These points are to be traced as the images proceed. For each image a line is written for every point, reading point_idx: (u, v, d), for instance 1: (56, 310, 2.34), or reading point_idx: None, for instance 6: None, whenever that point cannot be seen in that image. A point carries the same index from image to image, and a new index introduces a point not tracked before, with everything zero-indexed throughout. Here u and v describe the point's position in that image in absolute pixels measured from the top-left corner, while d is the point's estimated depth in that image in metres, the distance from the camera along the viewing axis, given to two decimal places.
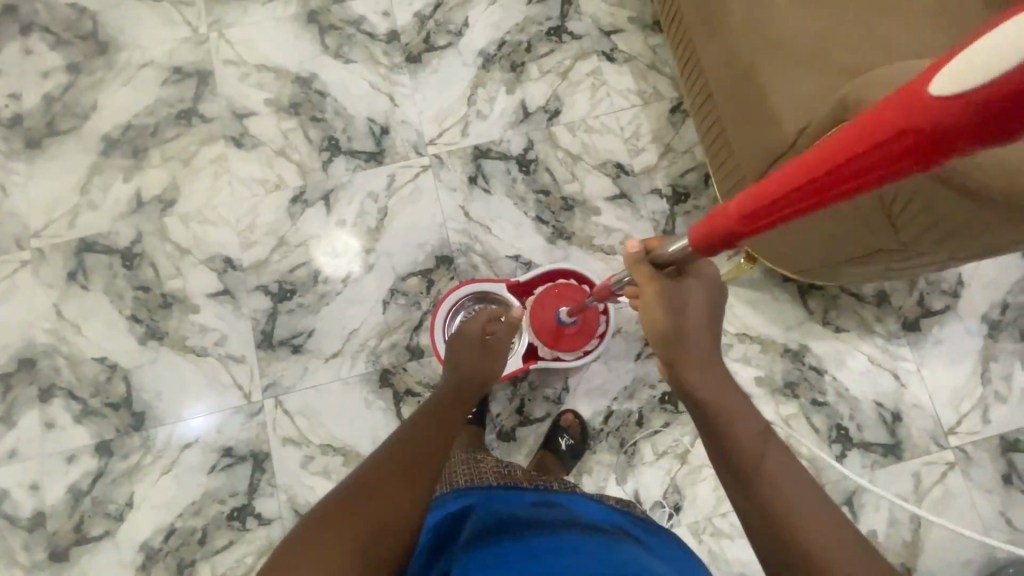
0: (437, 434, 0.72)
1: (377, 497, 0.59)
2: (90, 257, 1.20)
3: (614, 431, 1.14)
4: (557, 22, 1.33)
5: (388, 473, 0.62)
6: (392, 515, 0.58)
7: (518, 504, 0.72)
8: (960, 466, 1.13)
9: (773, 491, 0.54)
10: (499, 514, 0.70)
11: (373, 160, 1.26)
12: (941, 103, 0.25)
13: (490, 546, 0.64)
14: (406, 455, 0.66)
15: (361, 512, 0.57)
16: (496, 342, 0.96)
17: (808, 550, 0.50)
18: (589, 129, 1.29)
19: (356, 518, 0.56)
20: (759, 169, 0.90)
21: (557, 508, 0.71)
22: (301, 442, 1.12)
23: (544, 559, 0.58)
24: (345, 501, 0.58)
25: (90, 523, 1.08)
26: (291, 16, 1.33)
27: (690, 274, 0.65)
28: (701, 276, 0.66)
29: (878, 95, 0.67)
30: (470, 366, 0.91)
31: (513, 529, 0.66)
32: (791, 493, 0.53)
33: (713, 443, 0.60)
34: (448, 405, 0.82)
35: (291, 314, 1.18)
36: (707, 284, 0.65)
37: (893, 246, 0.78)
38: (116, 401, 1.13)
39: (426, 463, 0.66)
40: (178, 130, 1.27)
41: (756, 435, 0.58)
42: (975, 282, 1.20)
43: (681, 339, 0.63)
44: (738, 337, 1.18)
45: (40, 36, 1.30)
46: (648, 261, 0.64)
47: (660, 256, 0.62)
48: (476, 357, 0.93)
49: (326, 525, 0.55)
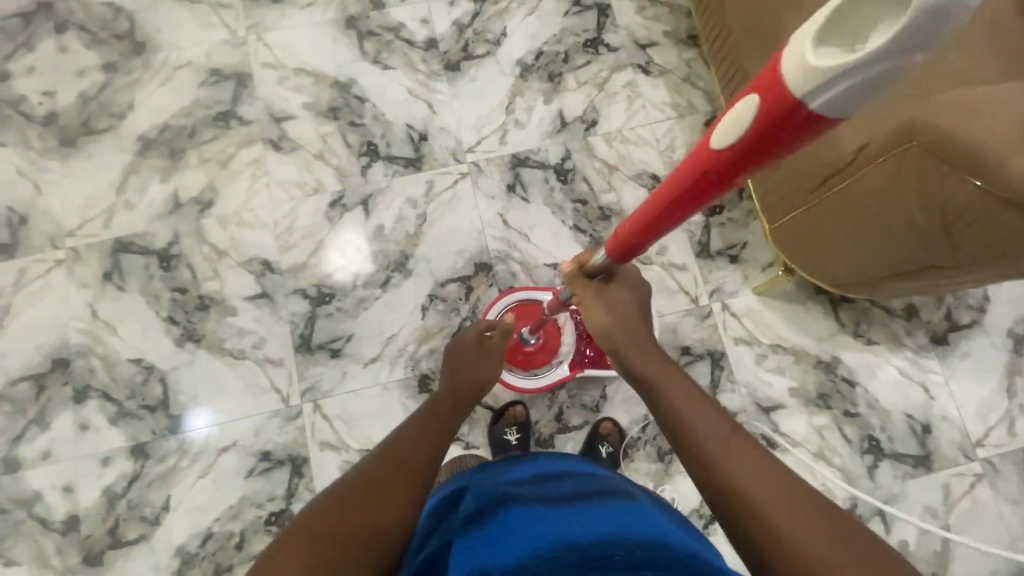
0: (433, 434, 0.70)
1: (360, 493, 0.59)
2: (126, 258, 1.19)
3: (651, 440, 1.15)
4: (594, 34, 1.35)
5: (375, 470, 0.62)
6: (370, 511, 0.58)
7: (520, 481, 0.71)
8: (987, 478, 1.16)
9: (726, 462, 0.55)
10: (498, 486, 0.68)
11: (412, 166, 1.26)
12: (724, 148, 0.40)
13: (486, 526, 0.62)
14: (394, 453, 0.65)
15: (339, 509, 0.57)
16: (490, 348, 0.90)
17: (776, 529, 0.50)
18: (626, 140, 1.30)
19: (336, 512, 0.57)
20: (810, 183, 0.93)
21: (564, 479, 0.70)
22: (340, 447, 1.13)
23: (536, 534, 0.59)
24: (331, 500, 0.59)
25: (125, 527, 1.08)
26: (330, 21, 1.33)
27: (619, 276, 0.71)
28: (628, 277, 0.71)
29: (951, 120, 0.73)
30: (463, 373, 0.85)
31: (513, 503, 0.64)
32: (747, 463, 0.54)
33: (670, 429, 0.61)
34: (449, 409, 0.78)
35: (329, 318, 1.18)
36: (635, 284, 0.72)
37: (946, 263, 0.83)
38: (153, 403, 1.13)
39: (415, 459, 0.65)
40: (216, 131, 1.26)
41: (710, 415, 0.59)
42: (1000, 297, 1.24)
43: (619, 335, 0.67)
44: (772, 348, 1.20)
45: (76, 34, 1.29)
46: (582, 273, 0.72)
47: (590, 266, 0.71)
48: (473, 366, 0.86)
49: (310, 524, 0.56)
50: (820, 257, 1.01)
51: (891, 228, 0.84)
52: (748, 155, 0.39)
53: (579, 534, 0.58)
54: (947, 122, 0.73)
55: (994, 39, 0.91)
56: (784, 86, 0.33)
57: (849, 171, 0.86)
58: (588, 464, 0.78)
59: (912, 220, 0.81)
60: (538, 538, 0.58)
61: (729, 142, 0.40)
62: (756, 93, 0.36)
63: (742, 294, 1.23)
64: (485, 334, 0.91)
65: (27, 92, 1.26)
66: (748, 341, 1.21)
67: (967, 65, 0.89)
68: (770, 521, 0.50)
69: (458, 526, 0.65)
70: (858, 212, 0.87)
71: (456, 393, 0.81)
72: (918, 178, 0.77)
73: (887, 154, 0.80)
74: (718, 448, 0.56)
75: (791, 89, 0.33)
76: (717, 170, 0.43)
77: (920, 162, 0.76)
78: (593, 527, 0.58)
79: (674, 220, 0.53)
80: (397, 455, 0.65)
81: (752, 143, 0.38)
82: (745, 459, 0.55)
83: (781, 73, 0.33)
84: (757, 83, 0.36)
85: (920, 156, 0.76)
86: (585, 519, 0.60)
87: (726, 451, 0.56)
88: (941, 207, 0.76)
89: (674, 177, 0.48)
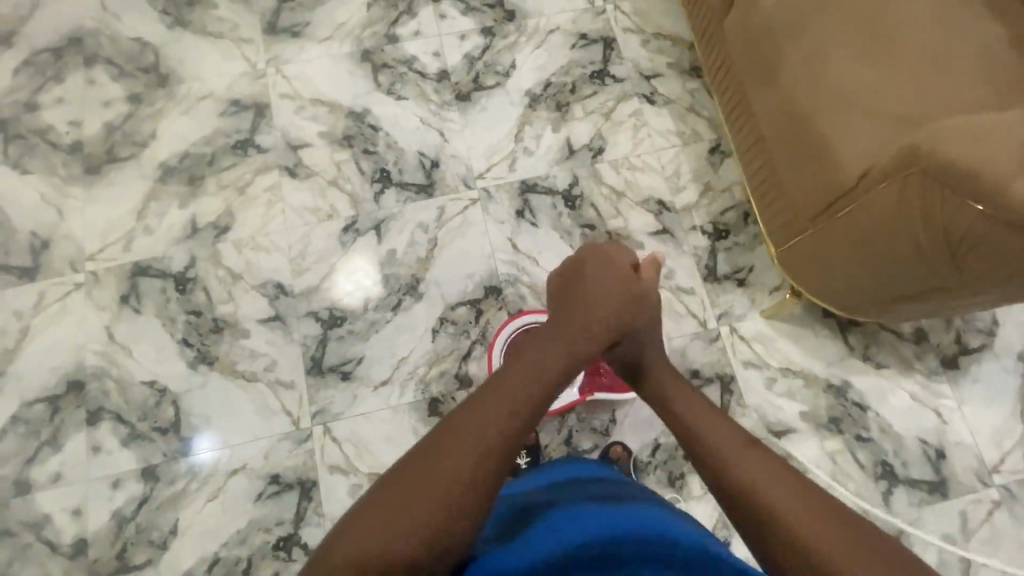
0: (539, 377, 0.70)
1: (427, 482, 0.58)
2: (143, 280, 1.22)
3: (661, 464, 1.14)
4: (599, 66, 1.40)
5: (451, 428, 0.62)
6: (455, 505, 0.57)
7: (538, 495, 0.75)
8: (1005, 504, 1.14)
9: (747, 463, 0.65)
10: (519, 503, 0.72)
11: (423, 192, 1.29)
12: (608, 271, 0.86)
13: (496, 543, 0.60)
14: (477, 409, 0.64)
15: (399, 503, 0.56)
16: (575, 273, 0.86)
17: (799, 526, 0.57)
18: (632, 167, 1.33)
19: (387, 516, 0.55)
20: (813, 209, 0.96)
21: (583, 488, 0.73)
22: (349, 470, 1.13)
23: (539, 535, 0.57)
24: (369, 503, 0.57)
25: (132, 551, 1.07)
26: (346, 54, 1.38)
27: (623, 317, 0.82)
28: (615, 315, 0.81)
29: (950, 146, 0.76)
30: (595, 292, 0.83)
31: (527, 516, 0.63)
32: (753, 456, 0.65)
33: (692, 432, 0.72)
34: (568, 334, 0.78)
35: (341, 341, 1.20)
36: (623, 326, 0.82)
37: (954, 284, 0.84)
38: (165, 425, 1.14)
39: (512, 416, 0.65)
40: (234, 158, 1.30)
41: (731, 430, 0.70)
42: (1008, 321, 1.24)
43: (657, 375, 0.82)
44: (781, 371, 1.21)
45: (103, 67, 1.35)
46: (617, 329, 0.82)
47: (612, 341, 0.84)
48: (576, 286, 0.84)
49: (355, 520, 0.56)
50: (828, 282, 1.01)
51: (893, 246, 0.86)
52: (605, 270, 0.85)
53: (587, 527, 0.57)
54: (946, 148, 0.76)
55: (993, 68, 0.94)
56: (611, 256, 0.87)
57: (852, 198, 0.89)
58: (588, 465, 0.79)
59: (916, 241, 0.82)
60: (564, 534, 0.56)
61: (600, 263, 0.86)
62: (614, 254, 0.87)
63: (750, 317, 1.24)
64: (598, 255, 0.87)
65: (54, 122, 1.31)
66: (758, 365, 1.21)
67: (969, 95, 0.91)
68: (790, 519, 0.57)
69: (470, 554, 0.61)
70: (861, 231, 0.89)
71: (589, 308, 0.81)
72: (919, 202, 0.80)
73: (887, 180, 0.83)
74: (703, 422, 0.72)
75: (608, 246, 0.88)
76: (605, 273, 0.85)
77: (921, 187, 0.79)
78: (587, 526, 0.57)
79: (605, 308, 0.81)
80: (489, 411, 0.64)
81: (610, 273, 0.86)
82: (713, 419, 0.72)
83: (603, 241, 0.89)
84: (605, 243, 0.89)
85: (922, 182, 0.79)
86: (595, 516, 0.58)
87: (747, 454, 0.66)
88: (944, 228, 0.78)
89: (588, 290, 0.83)
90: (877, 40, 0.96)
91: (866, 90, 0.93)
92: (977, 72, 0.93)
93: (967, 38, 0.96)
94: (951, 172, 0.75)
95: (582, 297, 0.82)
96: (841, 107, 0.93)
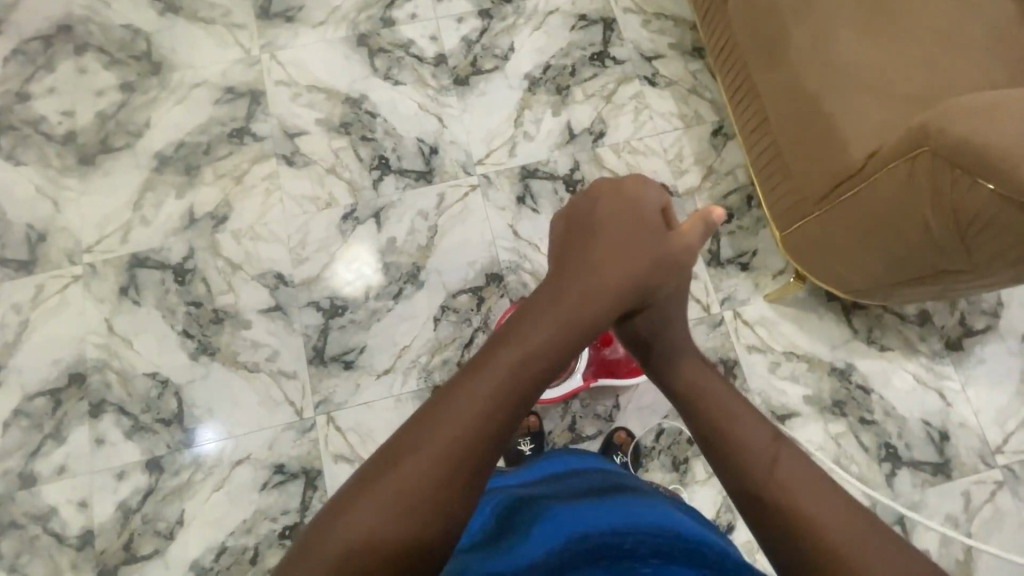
0: (543, 342, 0.67)
1: (420, 464, 0.56)
2: (142, 272, 1.21)
3: (665, 449, 1.14)
4: (599, 48, 1.37)
5: (449, 403, 0.60)
6: (447, 486, 0.55)
7: (538, 479, 0.75)
8: (1008, 485, 1.14)
9: (750, 443, 0.64)
10: (517, 492, 0.71)
11: (422, 178, 1.28)
12: (627, 218, 0.79)
13: (496, 543, 0.60)
14: (474, 383, 0.62)
15: (395, 479, 0.55)
16: (591, 222, 0.79)
17: (803, 510, 0.56)
18: (634, 150, 1.31)
19: (374, 499, 0.54)
20: (820, 194, 0.95)
21: (582, 478, 0.72)
22: (353, 459, 1.13)
23: (537, 533, 0.57)
24: (359, 484, 0.55)
25: (140, 541, 1.08)
26: (341, 38, 1.35)
27: (642, 269, 0.76)
28: (630, 271, 0.75)
29: (963, 124, 0.75)
30: (613, 244, 0.77)
31: (528, 515, 0.62)
32: (754, 435, 0.65)
33: (698, 411, 0.70)
34: (579, 292, 0.72)
35: (343, 331, 1.19)
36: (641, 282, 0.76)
37: (961, 267, 0.84)
38: (168, 417, 1.14)
39: (509, 389, 0.62)
40: (231, 147, 1.28)
41: (734, 405, 0.69)
42: (1013, 302, 1.23)
43: (665, 336, 0.78)
44: (785, 355, 1.20)
45: (94, 55, 1.32)
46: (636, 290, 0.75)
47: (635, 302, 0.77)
48: (589, 236, 0.78)
49: (344, 501, 0.55)
50: (835, 266, 1.01)
51: (898, 231, 0.85)
52: (623, 219, 0.78)
53: (586, 521, 0.56)
54: (956, 126, 0.75)
55: (1004, 48, 0.92)
56: (634, 202, 0.80)
57: (857, 184, 0.88)
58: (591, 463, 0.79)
59: (923, 223, 0.81)
60: (564, 528, 0.56)
61: (615, 210, 0.79)
62: (637, 201, 0.80)
63: (754, 301, 1.23)
64: (616, 200, 0.80)
65: (46, 112, 1.29)
66: (761, 349, 1.20)
67: (979, 77, 0.90)
68: (791, 507, 0.57)
69: (470, 552, 0.61)
70: (868, 215, 0.88)
71: (603, 261, 0.75)
72: (928, 183, 0.78)
73: (896, 162, 0.82)
74: (709, 400, 0.70)
75: (629, 189, 0.81)
76: (623, 222, 0.78)
77: (930, 167, 0.78)
78: (590, 520, 0.56)
79: (620, 263, 0.75)
80: (488, 386, 0.61)
81: (629, 219, 0.79)
82: (722, 396, 0.71)
83: (625, 181, 0.82)
84: (626, 181, 0.82)
85: (932, 161, 0.77)
86: (596, 511, 0.58)
87: (751, 435, 0.65)
88: (951, 208, 0.77)
89: (603, 241, 0.77)
90: (885, 22, 0.94)
91: (874, 72, 0.91)
92: (989, 52, 0.91)
93: (976, 16, 0.93)
94: (962, 151, 0.74)
95: (595, 249, 0.76)
96: (849, 90, 0.91)
